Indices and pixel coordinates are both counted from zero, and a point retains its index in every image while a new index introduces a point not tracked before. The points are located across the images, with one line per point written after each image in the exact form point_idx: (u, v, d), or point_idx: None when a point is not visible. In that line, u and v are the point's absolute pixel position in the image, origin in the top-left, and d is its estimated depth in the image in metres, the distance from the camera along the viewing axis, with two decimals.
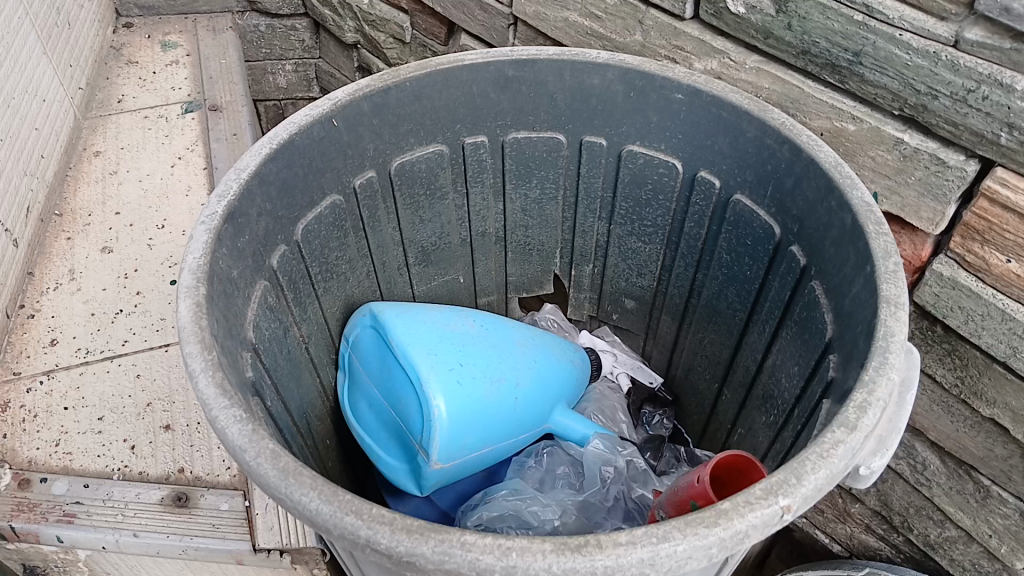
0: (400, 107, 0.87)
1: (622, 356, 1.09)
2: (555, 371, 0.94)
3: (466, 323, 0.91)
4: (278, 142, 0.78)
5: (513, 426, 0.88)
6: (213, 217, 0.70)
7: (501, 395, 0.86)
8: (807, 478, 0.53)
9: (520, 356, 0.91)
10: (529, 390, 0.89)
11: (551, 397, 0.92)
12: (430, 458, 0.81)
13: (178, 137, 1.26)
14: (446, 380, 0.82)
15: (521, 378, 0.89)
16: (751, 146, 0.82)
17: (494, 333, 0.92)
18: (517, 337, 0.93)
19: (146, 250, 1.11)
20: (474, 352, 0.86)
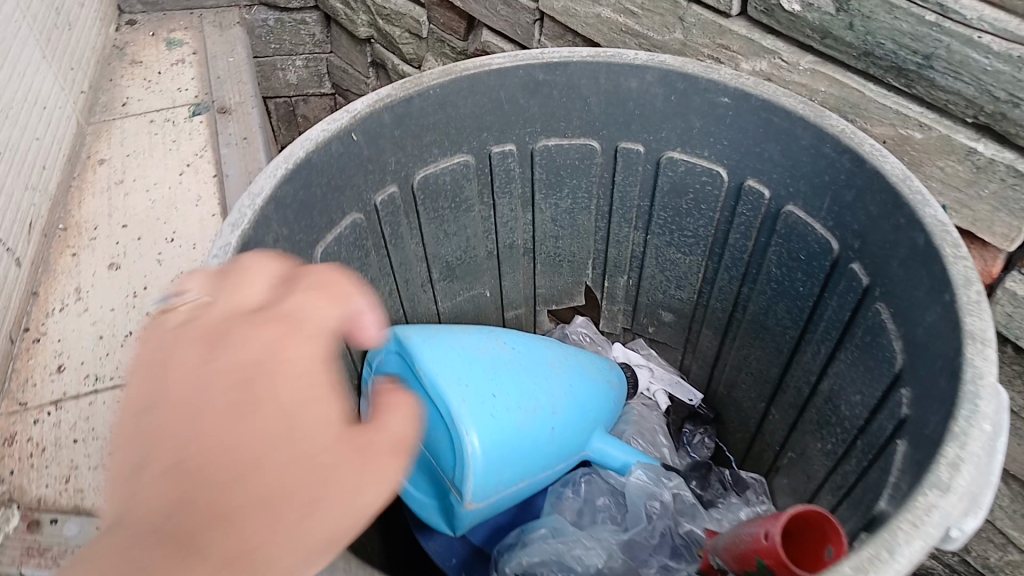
0: (422, 117, 0.81)
1: (658, 370, 1.05)
2: (590, 394, 0.88)
3: (496, 347, 0.85)
4: (294, 161, 0.72)
5: (549, 457, 0.82)
6: (226, 250, 0.65)
7: (536, 425, 0.80)
8: (901, 552, 0.47)
9: (554, 380, 0.85)
10: (565, 418, 0.83)
11: (588, 424, 0.87)
12: (463, 496, 0.76)
13: (186, 143, 1.20)
14: (478, 412, 0.76)
15: (556, 405, 0.83)
16: (806, 154, 0.75)
17: (526, 356, 0.86)
18: (549, 360, 0.87)
19: (155, 266, 1.06)
20: (506, 380, 0.81)
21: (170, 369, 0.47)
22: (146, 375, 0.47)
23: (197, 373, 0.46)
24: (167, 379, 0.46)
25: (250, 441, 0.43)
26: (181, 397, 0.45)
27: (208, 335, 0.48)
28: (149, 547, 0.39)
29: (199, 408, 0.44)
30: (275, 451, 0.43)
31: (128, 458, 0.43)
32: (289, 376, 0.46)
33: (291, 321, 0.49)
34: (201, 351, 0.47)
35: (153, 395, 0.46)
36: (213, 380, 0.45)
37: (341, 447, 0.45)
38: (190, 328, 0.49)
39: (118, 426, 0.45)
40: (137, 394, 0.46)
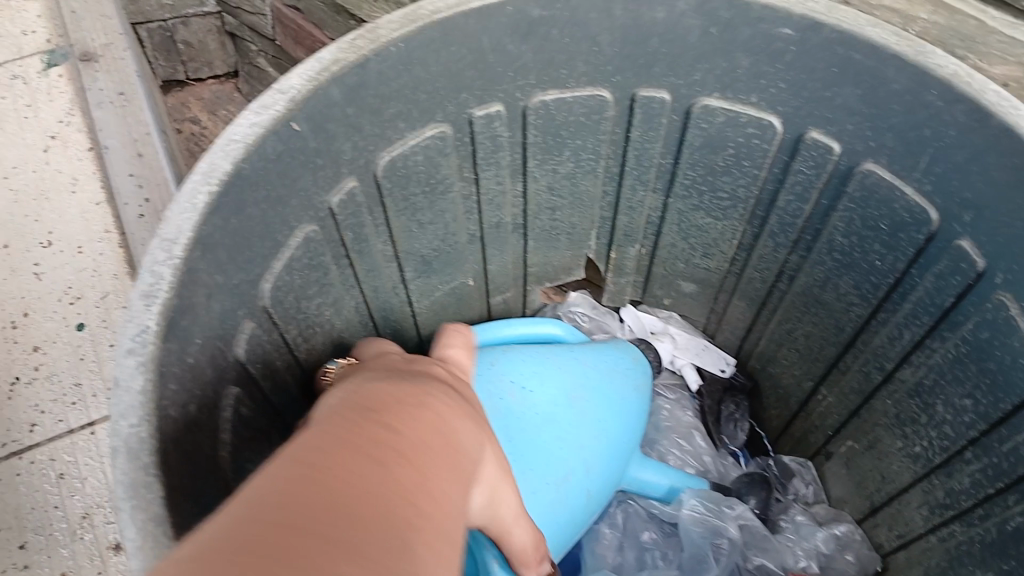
0: (384, 85, 0.59)
1: (681, 338, 0.89)
2: (622, 420, 0.70)
3: (504, 389, 0.62)
4: (220, 176, 0.50)
5: (582, 516, 0.67)
6: (145, 337, 0.44)
7: (567, 499, 0.64)
8: None
9: (582, 423, 0.65)
10: (596, 469, 0.66)
11: (620, 459, 0.70)
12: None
13: (45, 106, 0.93)
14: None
15: (586, 461, 0.65)
16: (898, 102, 0.58)
17: (544, 395, 0.64)
18: (573, 389, 0.67)
19: (33, 282, 0.82)
20: (527, 453, 0.61)
21: (424, 404, 0.36)
22: (388, 389, 0.36)
23: (418, 397, 0.36)
24: (417, 406, 0.35)
25: (416, 451, 0.32)
26: (425, 418, 0.35)
27: (402, 383, 0.37)
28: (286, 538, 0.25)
29: (438, 427, 0.35)
30: (444, 456, 0.34)
31: (342, 450, 0.30)
32: (467, 417, 0.38)
33: (467, 398, 0.42)
34: (438, 399, 0.37)
35: (404, 401, 0.35)
36: (439, 410, 0.36)
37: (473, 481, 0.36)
38: (409, 373, 0.41)
39: (327, 427, 0.31)
40: (370, 407, 0.34)
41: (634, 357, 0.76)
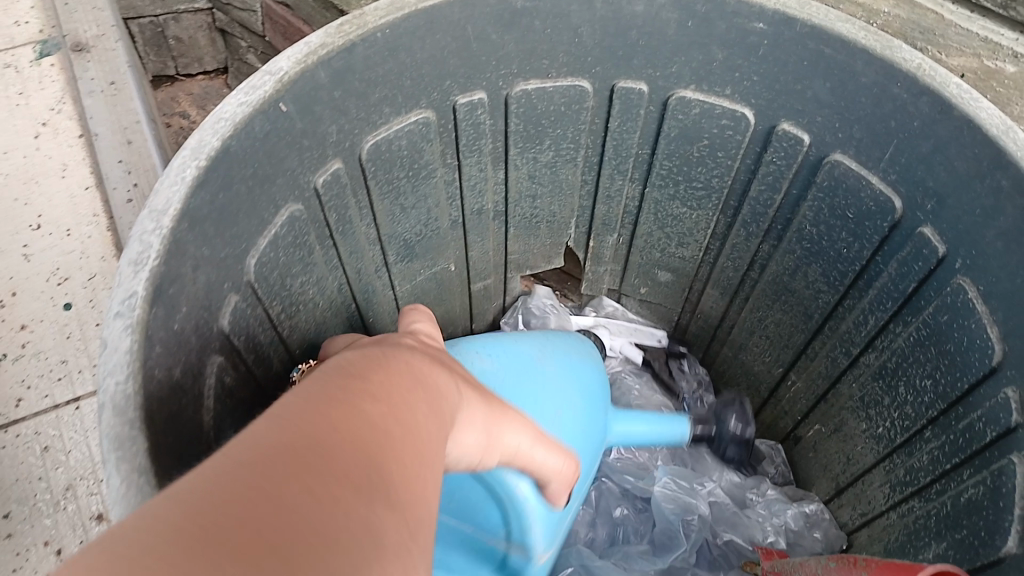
0: (370, 69, 0.61)
1: (618, 325, 0.94)
2: (585, 369, 0.72)
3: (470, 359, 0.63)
4: (206, 155, 0.52)
5: (589, 453, 0.70)
6: (132, 302, 0.45)
7: (569, 435, 0.66)
8: None
9: (550, 372, 0.67)
10: (586, 408, 0.69)
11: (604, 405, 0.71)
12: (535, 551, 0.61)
13: (37, 94, 0.95)
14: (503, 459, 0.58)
15: (570, 402, 0.66)
16: (866, 94, 0.60)
17: (507, 355, 0.65)
18: (531, 347, 0.68)
19: (22, 263, 0.83)
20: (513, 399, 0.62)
21: (407, 356, 0.37)
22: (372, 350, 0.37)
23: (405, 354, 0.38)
24: (405, 360, 0.37)
25: (405, 398, 0.33)
26: (414, 370, 0.36)
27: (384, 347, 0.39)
28: (293, 465, 0.26)
29: (424, 377, 0.36)
30: (433, 404, 0.35)
31: (339, 396, 0.31)
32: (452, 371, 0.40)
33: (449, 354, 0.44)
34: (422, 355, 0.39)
35: (393, 357, 0.36)
36: (424, 364, 0.38)
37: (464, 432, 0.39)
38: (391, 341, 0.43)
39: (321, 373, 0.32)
40: (364, 358, 0.35)
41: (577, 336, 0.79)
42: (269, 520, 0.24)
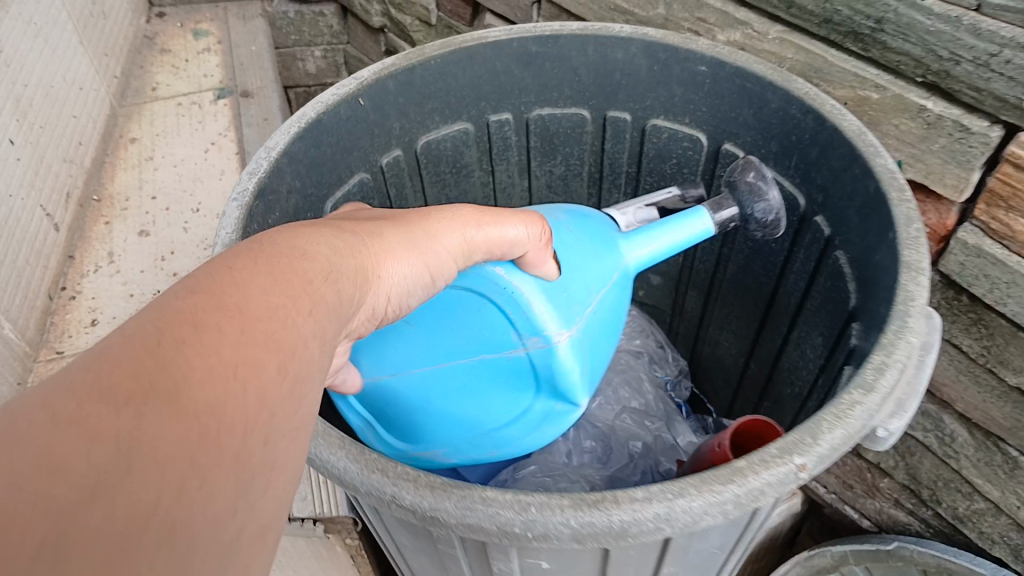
0: (424, 85, 0.88)
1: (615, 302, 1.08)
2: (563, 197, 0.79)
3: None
4: (306, 121, 0.80)
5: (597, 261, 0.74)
6: (245, 194, 0.73)
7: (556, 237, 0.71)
8: (822, 438, 0.56)
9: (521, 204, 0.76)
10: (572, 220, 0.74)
11: (597, 220, 0.75)
12: (547, 332, 0.66)
13: (211, 123, 1.29)
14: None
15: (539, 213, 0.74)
16: (775, 117, 0.82)
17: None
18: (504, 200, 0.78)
19: (181, 233, 1.14)
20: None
21: (269, 240, 0.43)
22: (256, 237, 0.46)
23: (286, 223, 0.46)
24: (267, 241, 0.42)
25: (257, 266, 0.39)
26: (268, 249, 0.41)
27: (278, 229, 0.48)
28: (149, 346, 0.32)
29: (280, 253, 0.41)
30: (284, 269, 0.40)
31: (180, 294, 0.35)
32: (307, 243, 0.44)
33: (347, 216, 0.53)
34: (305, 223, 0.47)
35: (252, 241, 0.42)
36: (283, 242, 0.43)
37: (348, 273, 0.45)
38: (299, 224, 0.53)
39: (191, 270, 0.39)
40: (206, 266, 0.38)
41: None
42: (124, 419, 0.29)
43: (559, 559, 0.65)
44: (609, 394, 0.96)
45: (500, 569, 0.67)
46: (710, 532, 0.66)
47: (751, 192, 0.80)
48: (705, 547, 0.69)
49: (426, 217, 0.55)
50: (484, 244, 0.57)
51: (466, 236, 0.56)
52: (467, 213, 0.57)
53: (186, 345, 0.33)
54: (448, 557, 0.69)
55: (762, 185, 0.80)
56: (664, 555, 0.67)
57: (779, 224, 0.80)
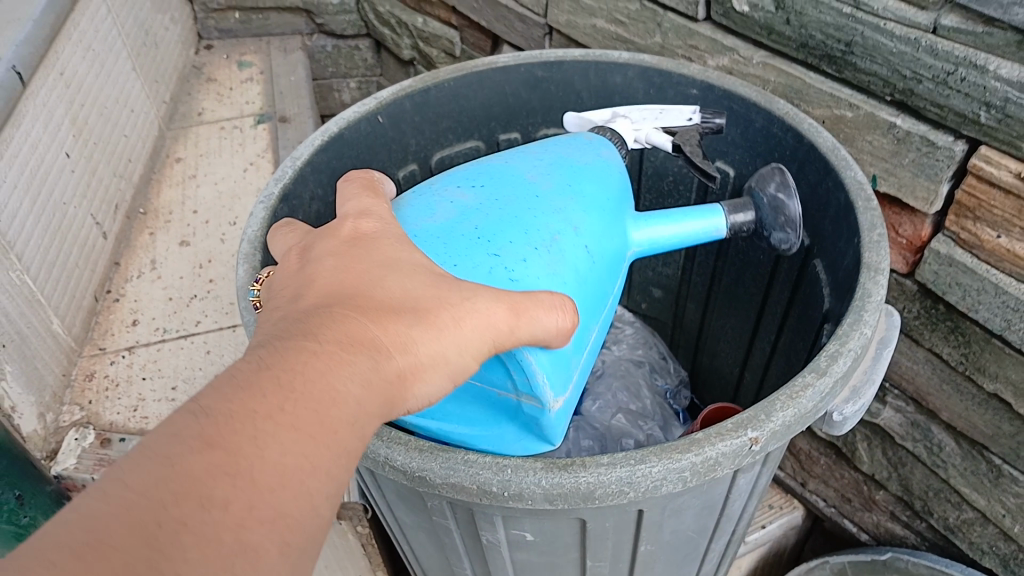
0: (438, 105, 0.96)
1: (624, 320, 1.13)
2: (592, 178, 0.69)
3: (452, 197, 0.65)
4: (329, 135, 0.87)
5: (610, 285, 0.69)
6: (269, 198, 0.81)
7: (578, 265, 0.63)
8: (776, 414, 0.61)
9: (548, 192, 0.66)
10: (597, 233, 0.66)
11: (622, 216, 0.71)
12: (543, 399, 0.63)
13: (250, 145, 1.39)
14: (477, 273, 0.58)
15: (570, 220, 0.64)
16: (760, 136, 0.88)
17: (494, 187, 0.66)
18: (525, 172, 0.68)
19: (218, 244, 1.24)
20: (499, 229, 0.61)
21: (302, 353, 0.41)
22: (296, 316, 0.45)
23: (326, 316, 0.44)
24: (300, 357, 0.41)
25: (279, 406, 0.39)
26: (317, 355, 0.42)
27: (320, 302, 0.46)
28: (187, 467, 0.36)
29: (311, 381, 0.40)
30: (305, 410, 0.39)
31: (189, 440, 0.36)
32: (343, 365, 0.42)
33: (387, 278, 0.49)
34: (345, 311, 0.45)
35: (284, 354, 0.41)
36: (318, 362, 0.41)
37: (380, 399, 0.43)
38: (334, 263, 0.50)
39: (213, 382, 0.40)
40: (230, 390, 0.39)
41: (586, 137, 0.75)
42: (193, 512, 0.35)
43: (541, 531, 0.71)
44: (607, 397, 1.01)
45: (487, 541, 0.74)
46: (681, 510, 0.71)
47: (774, 210, 0.80)
48: (678, 528, 0.74)
49: (463, 316, 0.48)
50: (521, 342, 0.51)
51: (496, 340, 0.50)
52: (503, 315, 0.50)
53: (177, 509, 0.34)
54: (443, 530, 0.77)
55: (783, 194, 0.78)
56: (638, 532, 0.72)
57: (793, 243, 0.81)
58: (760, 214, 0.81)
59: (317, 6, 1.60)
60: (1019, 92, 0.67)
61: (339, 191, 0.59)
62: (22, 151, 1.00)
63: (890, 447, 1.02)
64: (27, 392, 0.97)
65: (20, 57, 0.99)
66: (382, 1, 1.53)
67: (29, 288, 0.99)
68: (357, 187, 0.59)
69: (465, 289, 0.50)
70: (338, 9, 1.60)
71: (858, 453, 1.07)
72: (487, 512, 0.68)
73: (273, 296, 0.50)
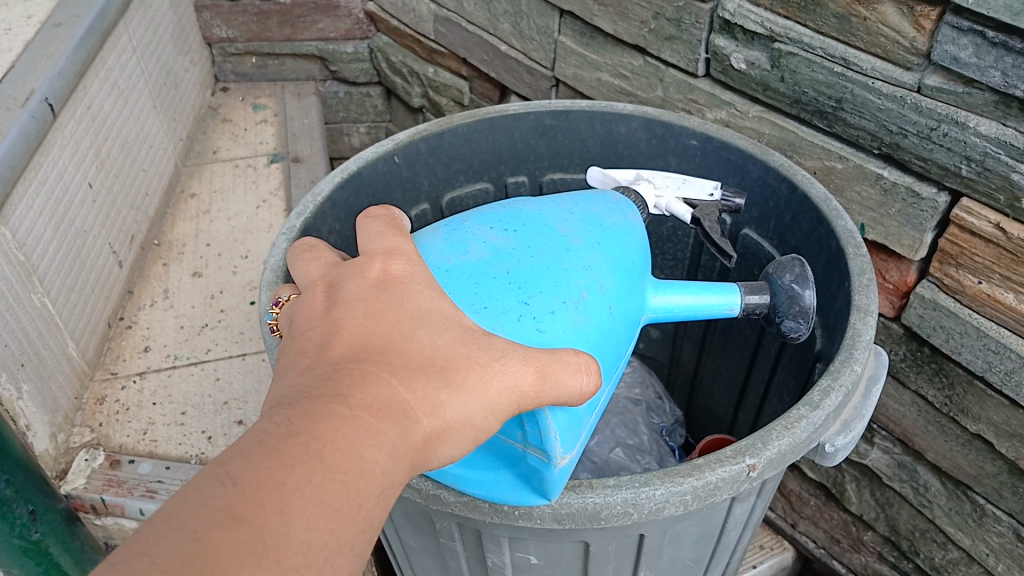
0: (452, 149, 1.01)
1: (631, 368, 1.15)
2: (621, 241, 0.70)
3: (485, 238, 0.66)
4: (348, 173, 0.92)
5: (622, 343, 0.67)
6: (292, 230, 0.85)
7: (598, 319, 0.63)
8: (772, 443, 0.63)
9: (579, 248, 0.66)
10: (618, 292, 0.66)
11: (642, 277, 0.71)
12: (550, 452, 0.58)
13: (264, 183, 1.44)
14: (504, 318, 0.58)
15: (598, 279, 0.65)
16: (755, 185, 0.92)
17: (527, 234, 0.67)
18: (557, 224, 0.68)
19: (230, 276, 1.28)
20: (529, 278, 0.62)
21: (332, 420, 0.43)
22: (324, 370, 0.46)
23: (355, 376, 0.45)
24: (330, 425, 0.42)
25: (306, 478, 0.41)
26: (346, 422, 0.43)
27: (349, 356, 0.47)
28: (213, 541, 0.37)
29: (339, 451, 0.42)
30: (330, 482, 0.41)
31: (217, 514, 0.38)
32: (370, 434, 0.43)
33: (416, 331, 0.50)
34: (374, 369, 0.46)
35: (315, 420, 0.42)
36: (347, 431, 0.43)
37: (404, 465, 0.45)
38: (362, 311, 0.50)
39: (243, 445, 0.41)
40: (259, 459, 0.41)
41: (614, 197, 0.76)
42: None
43: (545, 554, 0.71)
44: (606, 432, 1.05)
45: (493, 563, 0.74)
46: (680, 536, 0.73)
47: (788, 297, 0.77)
48: (676, 555, 0.76)
49: (488, 379, 0.49)
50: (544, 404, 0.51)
51: (519, 405, 0.50)
52: (530, 378, 0.50)
53: None
54: (449, 552, 0.77)
55: (796, 285, 0.77)
56: (639, 558, 0.73)
57: (805, 333, 0.78)
58: (775, 298, 0.78)
59: (331, 54, 1.66)
60: (997, 147, 0.73)
61: (361, 229, 0.57)
62: (49, 179, 1.04)
63: (878, 488, 1.06)
64: (41, 411, 0.99)
65: (53, 89, 1.04)
66: (394, 51, 1.60)
67: (49, 311, 1.02)
68: (381, 225, 0.57)
69: (494, 348, 0.50)
70: (351, 57, 1.66)
71: (847, 494, 1.11)
72: (493, 535, 0.70)
73: (297, 335, 0.51)
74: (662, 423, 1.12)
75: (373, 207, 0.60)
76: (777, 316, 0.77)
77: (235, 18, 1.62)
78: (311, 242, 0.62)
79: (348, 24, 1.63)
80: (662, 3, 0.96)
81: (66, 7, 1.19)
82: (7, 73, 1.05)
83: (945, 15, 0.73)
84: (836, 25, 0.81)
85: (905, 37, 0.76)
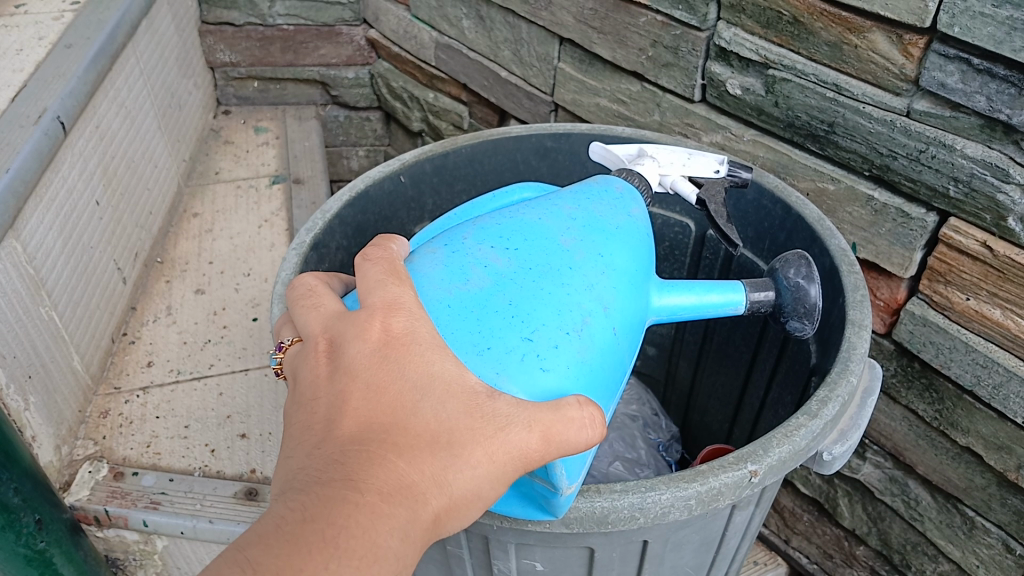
0: (456, 168, 1.04)
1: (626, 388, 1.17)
2: (624, 245, 0.72)
3: (486, 261, 0.67)
4: (356, 191, 0.95)
5: (627, 359, 0.69)
6: (302, 245, 0.87)
7: (602, 344, 0.65)
8: (773, 451, 0.66)
9: (581, 264, 0.68)
10: (620, 311, 0.68)
11: (645, 283, 0.73)
12: (556, 484, 0.60)
13: (266, 204, 1.47)
14: (508, 357, 0.61)
15: (601, 298, 0.67)
16: (750, 207, 0.96)
17: (529, 253, 0.68)
18: (559, 238, 0.70)
19: (233, 293, 1.30)
20: (532, 309, 0.64)
21: (346, 507, 0.46)
22: (333, 452, 0.49)
23: (362, 460, 0.49)
24: (344, 512, 0.46)
25: (323, 565, 0.44)
26: (359, 510, 0.46)
27: (356, 435, 0.50)
28: None
29: (354, 537, 0.45)
30: (347, 568, 0.44)
31: None
32: (382, 519, 0.47)
33: (421, 403, 0.52)
34: (381, 451, 0.49)
35: (330, 507, 0.46)
36: (361, 517, 0.46)
37: (415, 547, 0.48)
38: (366, 381, 0.52)
39: (262, 531, 0.45)
40: (277, 546, 0.44)
41: (616, 189, 0.78)
42: None
43: (551, 561, 0.73)
44: (604, 446, 1.07)
45: (499, 570, 0.76)
46: (682, 544, 0.75)
47: (795, 296, 0.79)
48: (678, 563, 0.78)
49: (493, 452, 0.51)
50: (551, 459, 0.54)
51: (525, 461, 0.52)
52: (535, 444, 0.52)
53: None
54: (456, 560, 0.78)
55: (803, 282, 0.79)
56: (642, 564, 0.75)
57: (810, 332, 0.81)
58: (780, 297, 0.80)
59: (333, 79, 1.70)
60: (983, 168, 0.77)
61: (361, 273, 0.58)
62: (58, 195, 1.06)
63: (869, 502, 1.09)
64: (47, 423, 1.00)
65: (64, 108, 1.06)
66: (395, 77, 1.63)
67: (56, 323, 1.03)
68: (381, 271, 0.57)
69: (498, 416, 0.52)
70: (352, 83, 1.70)
71: (840, 509, 1.13)
72: (500, 541, 0.71)
73: (305, 405, 0.53)
74: (659, 441, 1.14)
75: (370, 248, 0.61)
76: (783, 315, 0.79)
77: (238, 43, 1.66)
78: (311, 284, 0.62)
79: (350, 50, 1.66)
80: (661, 31, 1.01)
81: (77, 29, 1.22)
82: (19, 92, 1.07)
83: (932, 44, 0.77)
84: (828, 53, 0.85)
85: (894, 63, 0.80)
